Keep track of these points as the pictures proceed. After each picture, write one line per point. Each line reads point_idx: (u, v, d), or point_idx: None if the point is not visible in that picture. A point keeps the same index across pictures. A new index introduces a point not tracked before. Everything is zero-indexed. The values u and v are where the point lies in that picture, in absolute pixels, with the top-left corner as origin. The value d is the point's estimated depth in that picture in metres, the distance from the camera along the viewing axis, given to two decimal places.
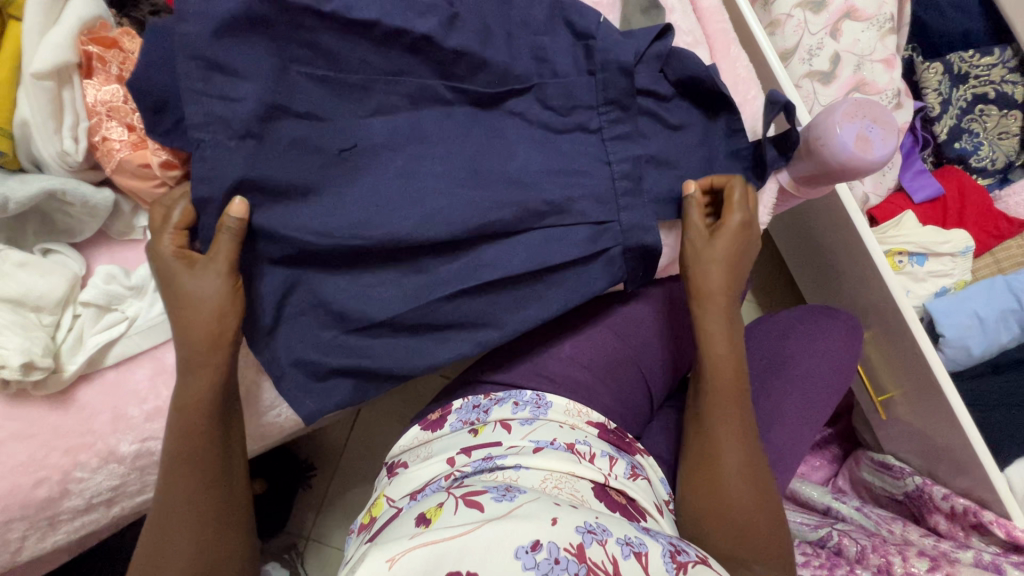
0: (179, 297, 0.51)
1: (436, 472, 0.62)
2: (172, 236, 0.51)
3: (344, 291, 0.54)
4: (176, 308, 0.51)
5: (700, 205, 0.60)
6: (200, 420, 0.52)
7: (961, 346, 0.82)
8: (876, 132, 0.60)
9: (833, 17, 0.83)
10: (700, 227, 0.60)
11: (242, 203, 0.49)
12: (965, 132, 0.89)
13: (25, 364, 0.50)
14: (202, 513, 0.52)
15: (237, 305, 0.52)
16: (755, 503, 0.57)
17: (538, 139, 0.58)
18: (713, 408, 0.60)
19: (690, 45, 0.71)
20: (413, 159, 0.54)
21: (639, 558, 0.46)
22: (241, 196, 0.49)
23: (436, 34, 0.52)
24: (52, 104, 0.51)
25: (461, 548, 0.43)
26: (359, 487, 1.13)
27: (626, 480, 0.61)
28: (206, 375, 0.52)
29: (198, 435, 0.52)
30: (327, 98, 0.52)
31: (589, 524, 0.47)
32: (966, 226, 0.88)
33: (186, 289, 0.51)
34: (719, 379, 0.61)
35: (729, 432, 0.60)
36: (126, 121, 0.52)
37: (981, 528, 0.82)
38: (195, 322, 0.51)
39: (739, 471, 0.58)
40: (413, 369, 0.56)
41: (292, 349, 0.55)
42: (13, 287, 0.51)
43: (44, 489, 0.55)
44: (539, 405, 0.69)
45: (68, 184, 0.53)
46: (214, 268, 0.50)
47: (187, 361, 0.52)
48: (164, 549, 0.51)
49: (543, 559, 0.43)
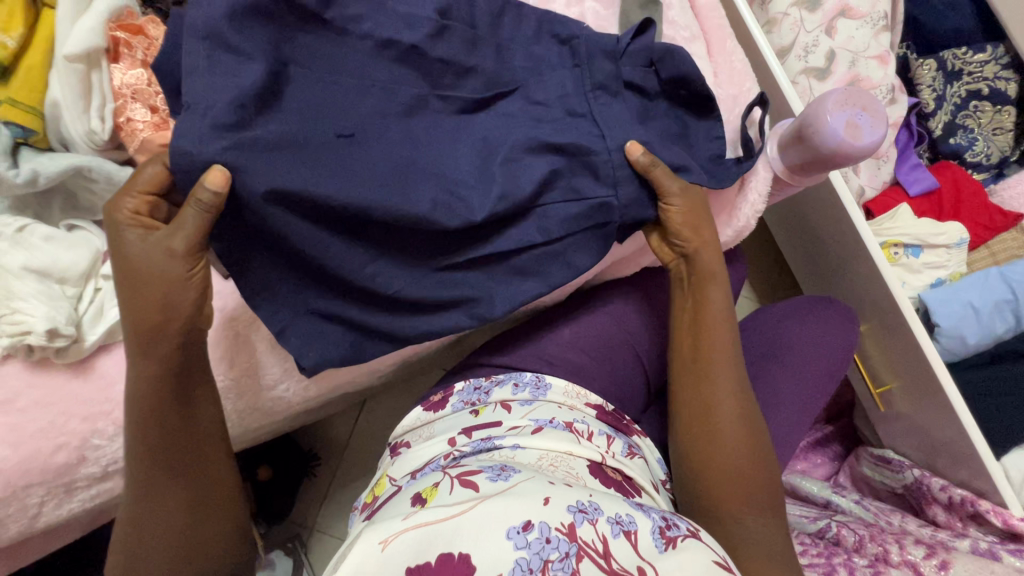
0: (129, 260, 0.50)
1: (436, 451, 0.64)
2: (133, 201, 0.49)
3: (350, 257, 0.54)
4: (130, 281, 0.50)
5: (655, 165, 0.58)
6: (161, 421, 0.53)
7: (957, 335, 0.83)
8: (865, 119, 0.62)
9: (829, 15, 0.86)
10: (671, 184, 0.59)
11: (222, 174, 0.46)
12: (960, 128, 0.91)
13: (50, 330, 0.53)
14: (180, 508, 0.54)
15: (192, 288, 0.51)
16: (750, 450, 0.60)
17: (536, 121, 0.59)
18: (705, 360, 0.63)
19: (688, 39, 0.74)
20: (413, 138, 0.55)
21: (629, 537, 0.47)
22: (221, 168, 0.47)
23: (424, 42, 0.56)
24: (81, 86, 0.55)
25: (454, 529, 0.45)
26: (363, 477, 1.15)
27: (622, 458, 0.63)
28: (152, 361, 0.52)
29: (169, 430, 0.53)
30: (328, 79, 0.54)
31: (581, 503, 0.48)
32: (961, 218, 0.89)
33: (139, 255, 0.49)
34: (710, 329, 0.63)
35: (724, 382, 0.62)
36: (149, 102, 0.56)
37: (979, 518, 0.83)
38: (144, 292, 0.50)
39: (734, 423, 0.61)
40: (406, 330, 0.59)
41: (287, 307, 0.56)
42: (42, 258, 0.54)
43: (63, 454, 0.58)
44: (538, 386, 0.71)
45: (93, 162, 0.56)
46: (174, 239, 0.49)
47: (138, 347, 0.51)
48: (142, 538, 0.54)
49: (535, 538, 0.44)
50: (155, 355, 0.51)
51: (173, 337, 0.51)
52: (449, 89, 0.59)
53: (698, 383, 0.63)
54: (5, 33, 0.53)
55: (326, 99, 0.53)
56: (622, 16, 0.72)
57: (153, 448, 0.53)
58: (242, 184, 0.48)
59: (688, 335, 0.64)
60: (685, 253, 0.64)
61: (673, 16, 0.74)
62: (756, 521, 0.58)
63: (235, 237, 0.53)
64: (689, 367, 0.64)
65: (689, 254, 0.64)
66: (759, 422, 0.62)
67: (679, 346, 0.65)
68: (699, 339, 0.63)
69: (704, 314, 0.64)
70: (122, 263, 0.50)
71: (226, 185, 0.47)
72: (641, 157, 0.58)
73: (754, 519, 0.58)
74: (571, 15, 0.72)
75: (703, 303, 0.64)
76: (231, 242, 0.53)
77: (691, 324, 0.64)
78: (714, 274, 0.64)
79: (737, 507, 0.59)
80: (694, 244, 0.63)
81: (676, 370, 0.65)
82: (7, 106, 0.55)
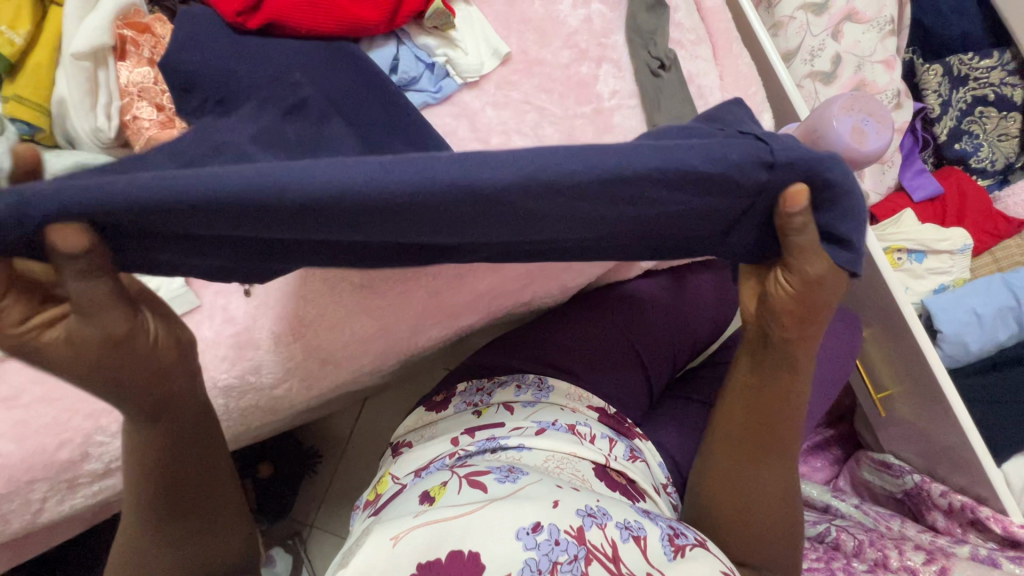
0: (82, 370, 0.39)
1: (440, 451, 0.64)
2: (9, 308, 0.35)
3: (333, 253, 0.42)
4: (90, 378, 0.40)
5: (805, 228, 0.38)
6: (173, 480, 0.50)
7: (959, 342, 0.83)
8: (871, 124, 0.62)
9: (835, 19, 0.86)
10: (807, 255, 0.39)
11: (77, 231, 0.32)
12: (965, 133, 0.91)
13: None
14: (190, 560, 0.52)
15: (165, 348, 0.42)
16: (778, 539, 0.55)
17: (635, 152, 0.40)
18: (759, 442, 0.53)
19: (693, 42, 0.74)
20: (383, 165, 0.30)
21: (638, 542, 0.47)
22: (66, 224, 0.31)
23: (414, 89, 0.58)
24: (88, 84, 0.55)
25: (465, 528, 0.45)
26: (363, 475, 1.15)
27: (626, 462, 0.63)
28: (160, 429, 0.47)
29: (170, 489, 0.50)
30: None
31: (589, 507, 0.48)
32: (965, 224, 0.89)
33: (86, 352, 0.38)
34: (775, 415, 0.52)
35: (771, 467, 0.54)
36: (155, 101, 0.56)
37: (979, 525, 0.83)
38: (126, 389, 0.42)
39: (769, 513, 0.54)
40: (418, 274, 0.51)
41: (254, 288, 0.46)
42: None
43: (66, 451, 0.58)
44: (542, 387, 0.71)
45: (98, 160, 0.55)
46: (95, 310, 0.36)
47: (145, 413, 0.45)
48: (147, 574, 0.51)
49: (544, 540, 0.45)
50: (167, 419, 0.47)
51: (174, 401, 0.46)
52: None
53: (742, 462, 0.54)
54: (12, 30, 0.53)
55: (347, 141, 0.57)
56: (628, 18, 0.72)
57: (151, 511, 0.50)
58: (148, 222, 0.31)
59: (745, 411, 0.53)
60: (767, 326, 0.46)
61: (680, 19, 0.74)
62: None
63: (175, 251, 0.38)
64: (735, 442, 0.54)
65: (772, 333, 0.46)
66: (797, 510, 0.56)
67: (728, 412, 0.54)
68: (761, 421, 0.52)
69: (772, 395, 0.51)
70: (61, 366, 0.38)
71: (90, 238, 0.32)
72: (789, 209, 0.36)
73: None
74: (577, 17, 0.71)
75: (776, 387, 0.50)
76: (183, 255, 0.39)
77: (760, 386, 0.51)
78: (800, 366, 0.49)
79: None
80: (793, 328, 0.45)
81: (725, 418, 0.55)
82: (14, 103, 0.55)
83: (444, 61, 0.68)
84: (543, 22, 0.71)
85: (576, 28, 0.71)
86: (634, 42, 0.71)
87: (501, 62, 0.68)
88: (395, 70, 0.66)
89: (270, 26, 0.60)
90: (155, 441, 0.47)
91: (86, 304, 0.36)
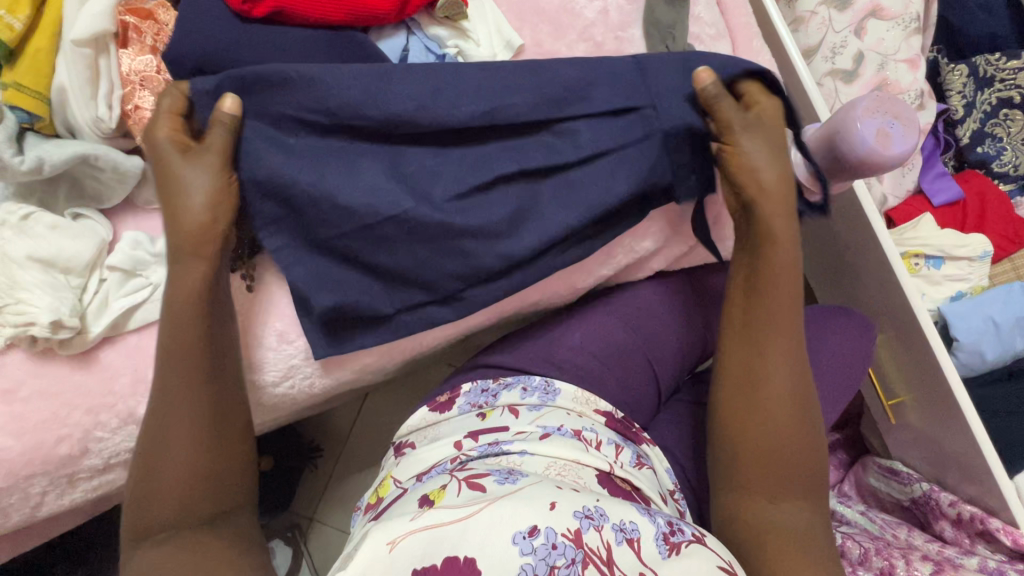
0: (165, 179, 0.52)
1: (442, 454, 0.63)
2: (167, 122, 0.52)
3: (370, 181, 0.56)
4: (166, 194, 0.53)
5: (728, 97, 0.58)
6: (203, 369, 0.52)
7: (975, 351, 0.81)
8: (897, 127, 0.60)
9: (858, 15, 0.83)
10: (743, 122, 0.57)
11: (236, 102, 0.52)
12: (989, 136, 0.88)
13: (54, 322, 0.52)
14: (193, 462, 0.51)
15: (221, 192, 0.53)
16: (813, 463, 0.56)
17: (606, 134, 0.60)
18: (763, 356, 0.57)
19: (713, 38, 0.72)
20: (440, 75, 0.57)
21: (632, 544, 0.46)
22: (235, 97, 0.53)
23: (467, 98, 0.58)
24: (89, 70, 0.53)
25: (462, 531, 0.44)
26: (364, 471, 1.14)
27: (631, 469, 0.62)
28: (199, 277, 0.53)
29: (191, 385, 0.52)
30: (371, 82, 0.54)
31: (587, 509, 0.47)
32: (985, 231, 0.87)
33: (183, 167, 0.52)
34: (770, 325, 0.58)
35: (782, 380, 0.56)
36: (158, 92, 0.54)
37: (987, 536, 0.82)
38: (180, 223, 0.52)
39: (794, 434, 0.56)
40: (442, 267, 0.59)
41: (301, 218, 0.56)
42: (46, 248, 0.53)
43: (65, 446, 0.57)
44: (547, 391, 0.70)
45: (100, 150, 0.53)
46: (206, 151, 0.52)
47: (176, 250, 0.53)
48: (156, 467, 0.51)
49: (541, 544, 0.44)
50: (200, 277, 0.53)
51: (209, 271, 0.53)
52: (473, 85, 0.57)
53: (753, 385, 0.57)
54: (11, 15, 0.51)
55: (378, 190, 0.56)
56: (646, 11, 0.70)
57: (165, 402, 0.52)
58: (274, 93, 0.54)
59: (740, 330, 0.59)
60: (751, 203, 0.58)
61: (699, 12, 0.72)
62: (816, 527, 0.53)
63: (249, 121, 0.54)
64: (741, 367, 0.58)
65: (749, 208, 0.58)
66: (818, 421, 0.58)
67: (729, 345, 0.60)
68: (758, 334, 0.58)
69: (761, 305, 0.58)
70: (158, 176, 0.53)
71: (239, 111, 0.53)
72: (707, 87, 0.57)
73: (824, 552, 0.51)
74: (594, 9, 0.69)
75: (763, 294, 0.58)
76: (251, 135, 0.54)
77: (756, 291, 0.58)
78: (777, 276, 0.58)
79: (795, 536, 0.52)
80: (770, 199, 0.58)
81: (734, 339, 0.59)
82: (13, 90, 0.52)
83: (455, 52, 0.64)
84: (558, 14, 0.68)
85: (592, 21, 0.69)
86: (652, 36, 0.69)
87: (515, 54, 0.66)
88: (404, 62, 0.62)
89: (276, 14, 0.56)
90: (194, 323, 0.53)
91: (202, 151, 0.53)
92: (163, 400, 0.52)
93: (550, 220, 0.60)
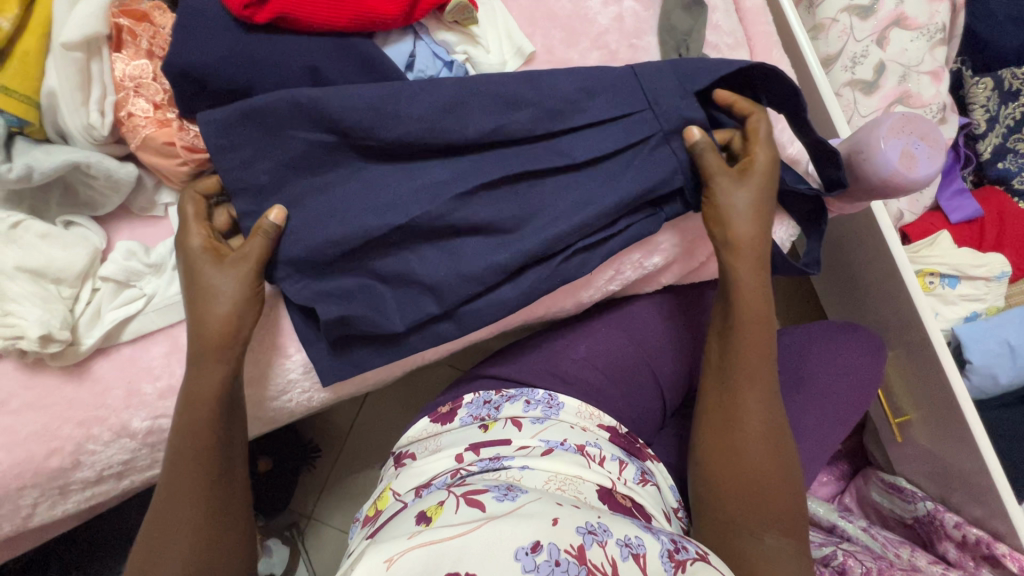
0: (193, 282, 0.52)
1: (442, 467, 0.62)
2: (201, 230, 0.53)
3: (377, 196, 0.54)
4: (194, 301, 0.52)
5: (714, 149, 0.58)
6: (211, 452, 0.52)
7: (988, 374, 0.79)
8: (921, 148, 0.59)
9: (882, 24, 0.80)
10: (725, 171, 0.58)
11: (282, 214, 0.53)
12: (1010, 152, 0.85)
13: (43, 335, 0.50)
14: (188, 545, 0.50)
15: (248, 300, 0.53)
16: (790, 498, 0.57)
17: (614, 143, 0.59)
18: (738, 399, 0.59)
19: (732, 46, 0.69)
20: (460, 91, 0.55)
21: (638, 560, 0.44)
22: (281, 207, 0.53)
23: (480, 109, 0.55)
24: (80, 75, 0.50)
25: (461, 549, 0.42)
26: (363, 471, 1.14)
27: (634, 486, 0.61)
28: (214, 372, 0.52)
29: (197, 466, 0.51)
30: (381, 92, 0.52)
31: (589, 524, 0.45)
32: (1003, 250, 0.84)
33: (213, 278, 0.52)
34: (745, 372, 0.59)
35: (757, 421, 0.58)
36: (153, 98, 0.52)
37: (993, 560, 0.81)
38: (205, 325, 0.52)
39: (771, 472, 0.57)
40: (448, 283, 0.57)
41: (299, 236, 0.54)
42: (35, 258, 0.51)
43: (56, 459, 0.56)
44: (551, 405, 0.69)
45: (92, 157, 0.51)
46: (239, 262, 0.52)
47: (197, 352, 0.52)
48: (158, 564, 0.50)
49: (544, 561, 0.42)
50: (216, 360, 0.52)
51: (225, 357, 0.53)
52: (483, 97, 0.55)
53: (729, 428, 0.59)
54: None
55: (388, 197, 0.54)
56: (661, 17, 0.67)
57: (170, 478, 0.52)
58: (276, 102, 0.50)
59: (715, 377, 0.61)
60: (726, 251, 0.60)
61: (718, 20, 0.69)
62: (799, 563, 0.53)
63: (247, 126, 0.51)
64: (717, 411, 0.60)
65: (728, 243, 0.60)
66: (794, 458, 0.59)
67: (706, 388, 0.62)
68: (733, 378, 0.60)
69: (734, 353, 0.60)
70: (189, 284, 0.53)
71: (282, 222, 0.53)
72: (701, 143, 0.58)
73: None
74: (608, 15, 0.66)
75: (737, 344, 0.60)
76: (253, 143, 0.52)
77: (732, 332, 0.60)
78: (761, 347, 0.60)
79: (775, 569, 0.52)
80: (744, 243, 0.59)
81: (711, 371, 0.62)
82: None
83: (464, 59, 0.62)
84: (571, 20, 0.65)
85: (607, 27, 0.66)
86: (667, 44, 0.66)
87: (525, 61, 0.63)
88: (410, 69, 0.60)
89: (279, 20, 0.52)
90: (200, 398, 0.52)
91: (233, 258, 0.52)
92: (170, 474, 0.52)
93: (557, 239, 0.58)
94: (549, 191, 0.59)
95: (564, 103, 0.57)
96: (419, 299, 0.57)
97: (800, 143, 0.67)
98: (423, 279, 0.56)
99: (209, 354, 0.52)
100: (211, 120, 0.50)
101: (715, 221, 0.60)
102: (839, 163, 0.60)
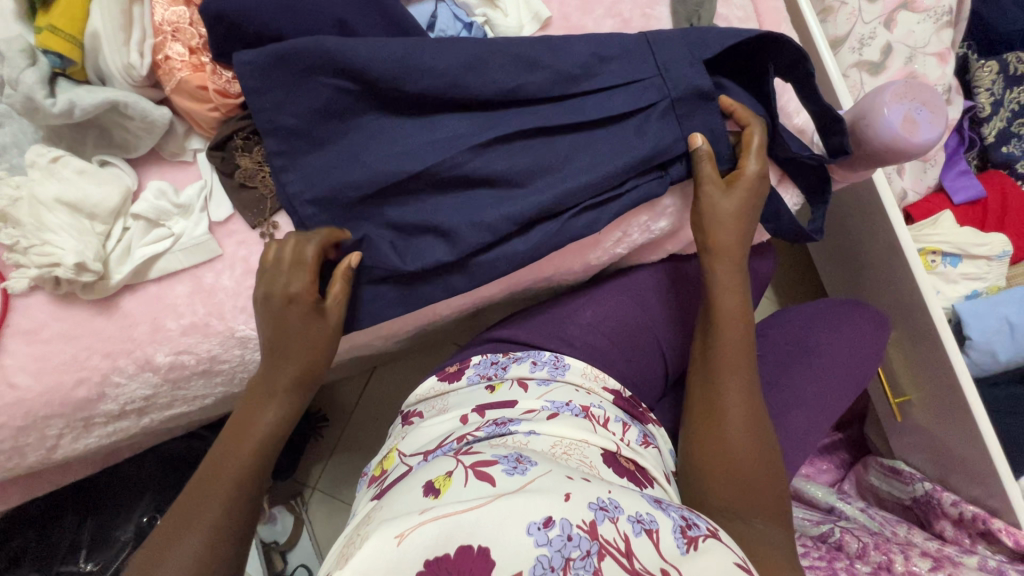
0: (304, 338, 0.54)
1: (449, 426, 0.64)
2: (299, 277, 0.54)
3: (398, 147, 0.57)
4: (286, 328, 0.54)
5: (711, 158, 0.61)
6: (262, 475, 0.53)
7: (988, 350, 0.80)
8: (923, 115, 0.61)
9: (889, 7, 0.82)
10: (716, 181, 0.61)
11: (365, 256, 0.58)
12: (1014, 136, 0.87)
13: (78, 264, 0.53)
14: (202, 546, 0.47)
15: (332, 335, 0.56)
16: (772, 486, 0.56)
17: (625, 103, 0.61)
18: (719, 393, 0.60)
19: (741, 20, 0.71)
20: (480, 48, 0.57)
21: (650, 535, 0.42)
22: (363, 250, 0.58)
23: (497, 64, 0.57)
24: (122, 17, 0.53)
25: (475, 522, 0.39)
26: (368, 443, 1.16)
27: (637, 447, 0.63)
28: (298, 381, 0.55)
29: (240, 477, 0.51)
30: (404, 45, 0.55)
31: (601, 500, 0.43)
32: (1005, 231, 0.86)
33: (309, 323, 0.55)
34: (727, 366, 0.60)
35: (739, 415, 0.58)
36: (188, 43, 0.55)
37: (989, 536, 0.82)
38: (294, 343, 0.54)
39: (756, 463, 0.57)
40: (463, 232, 0.59)
41: (320, 182, 0.56)
42: (72, 192, 0.54)
43: (83, 389, 0.58)
44: (557, 365, 0.71)
45: (129, 97, 0.54)
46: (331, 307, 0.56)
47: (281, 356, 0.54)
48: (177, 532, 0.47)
49: (556, 535, 0.39)
50: (285, 399, 0.54)
51: (296, 401, 0.55)
52: (502, 54, 0.58)
53: (713, 421, 0.59)
54: None
55: (410, 147, 0.57)
56: None
57: (207, 477, 0.50)
58: (305, 49, 0.53)
59: (699, 372, 0.62)
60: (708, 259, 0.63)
61: None
62: (780, 542, 0.52)
63: (275, 70, 0.54)
64: (701, 404, 0.60)
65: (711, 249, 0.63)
66: (775, 448, 0.59)
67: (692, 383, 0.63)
68: (715, 375, 0.60)
69: (716, 346, 0.61)
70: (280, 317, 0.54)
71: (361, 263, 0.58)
72: (702, 150, 0.61)
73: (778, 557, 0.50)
74: None
75: (718, 339, 0.61)
76: (279, 89, 0.54)
77: (711, 326, 0.62)
78: (743, 343, 0.61)
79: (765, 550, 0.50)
80: (724, 251, 0.62)
81: (695, 365, 0.63)
82: (48, 34, 0.53)
83: (483, 21, 0.65)
84: None
85: None
86: (679, 13, 0.68)
87: (541, 26, 0.66)
88: (431, 28, 0.63)
89: None
90: (266, 425, 0.53)
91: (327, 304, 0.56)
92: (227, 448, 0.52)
93: (567, 194, 0.60)
94: (562, 150, 0.61)
95: (578, 63, 0.60)
96: (434, 243, 0.59)
97: (805, 113, 0.69)
98: (438, 225, 0.59)
99: (279, 393, 0.54)
100: (245, 61, 0.52)
101: (698, 231, 0.63)
102: (843, 130, 0.63)
